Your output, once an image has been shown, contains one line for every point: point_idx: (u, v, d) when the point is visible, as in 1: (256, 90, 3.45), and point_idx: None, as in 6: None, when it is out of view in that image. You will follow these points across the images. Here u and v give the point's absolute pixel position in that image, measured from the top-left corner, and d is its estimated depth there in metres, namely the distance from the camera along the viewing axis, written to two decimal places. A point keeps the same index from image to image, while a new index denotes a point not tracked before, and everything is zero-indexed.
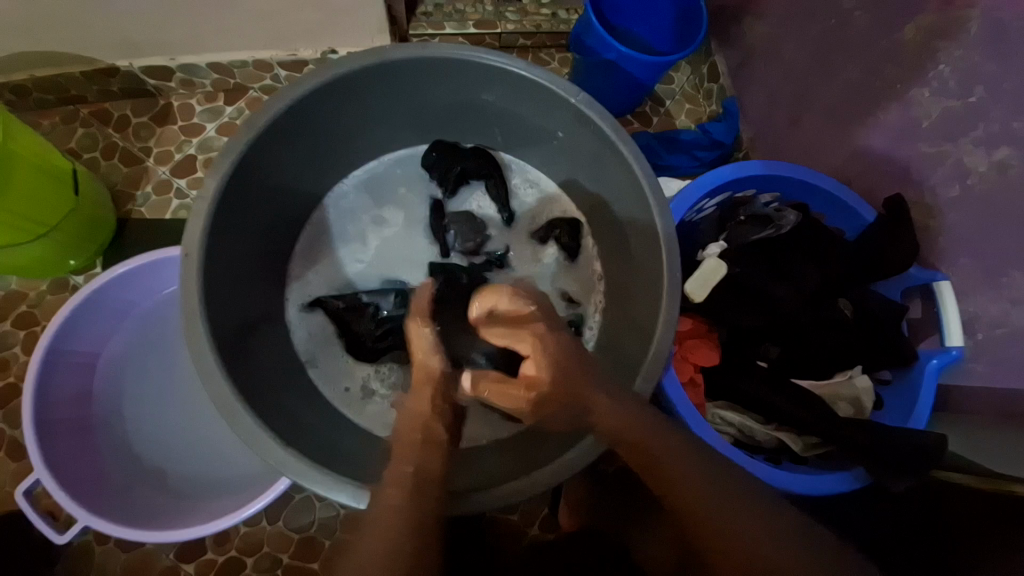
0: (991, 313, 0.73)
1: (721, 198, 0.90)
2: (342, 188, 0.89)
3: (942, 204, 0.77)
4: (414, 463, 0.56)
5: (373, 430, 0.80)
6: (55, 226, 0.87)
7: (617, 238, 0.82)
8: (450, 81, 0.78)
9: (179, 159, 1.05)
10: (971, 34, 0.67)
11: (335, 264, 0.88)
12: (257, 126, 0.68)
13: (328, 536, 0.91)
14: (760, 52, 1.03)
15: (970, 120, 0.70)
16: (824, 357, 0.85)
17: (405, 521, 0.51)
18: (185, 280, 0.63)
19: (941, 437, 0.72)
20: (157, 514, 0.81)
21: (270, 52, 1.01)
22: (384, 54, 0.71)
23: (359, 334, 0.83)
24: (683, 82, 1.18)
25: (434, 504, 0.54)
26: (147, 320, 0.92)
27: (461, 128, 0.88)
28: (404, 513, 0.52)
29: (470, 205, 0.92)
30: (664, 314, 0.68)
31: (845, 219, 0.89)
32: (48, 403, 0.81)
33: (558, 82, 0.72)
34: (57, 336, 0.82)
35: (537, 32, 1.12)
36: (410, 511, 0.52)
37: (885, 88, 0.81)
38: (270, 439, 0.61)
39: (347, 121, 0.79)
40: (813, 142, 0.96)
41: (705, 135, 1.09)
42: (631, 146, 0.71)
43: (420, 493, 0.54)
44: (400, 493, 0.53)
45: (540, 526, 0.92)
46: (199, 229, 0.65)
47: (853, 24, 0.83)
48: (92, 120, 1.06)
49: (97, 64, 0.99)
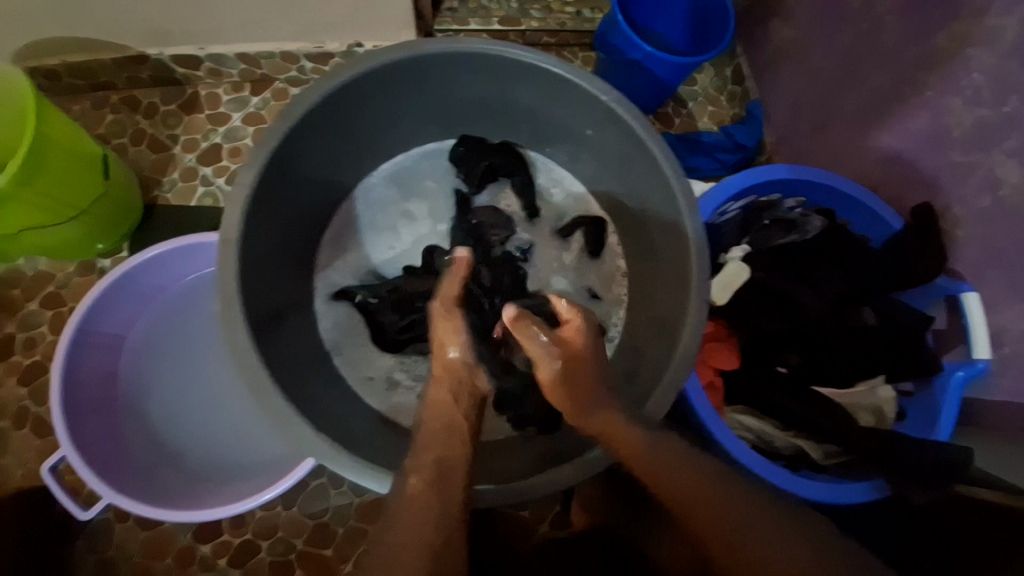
0: (1019, 327, 0.72)
1: (746, 201, 0.89)
2: (369, 180, 0.90)
3: (971, 214, 0.76)
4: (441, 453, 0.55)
5: (395, 421, 0.81)
6: (85, 209, 0.88)
7: (642, 237, 0.82)
8: (480, 76, 0.78)
9: (205, 147, 1.06)
10: (1007, 42, 0.66)
11: (359, 255, 0.89)
12: (290, 116, 0.69)
13: (341, 524, 0.92)
14: (787, 56, 1.02)
15: (1003, 129, 0.69)
16: (846, 365, 0.83)
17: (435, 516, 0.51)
18: (218, 264, 0.64)
19: (965, 453, 0.71)
20: (177, 496, 0.82)
21: (297, 43, 1.02)
22: (418, 48, 0.71)
23: (383, 325, 0.84)
24: (706, 84, 1.16)
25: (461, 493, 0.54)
26: (171, 305, 0.94)
27: (488, 124, 0.88)
28: (437, 506, 0.52)
29: (495, 201, 0.92)
30: (689, 316, 0.68)
31: (873, 227, 0.88)
32: (74, 383, 0.83)
33: (589, 80, 0.72)
34: (85, 317, 0.83)
35: (562, 30, 1.12)
36: (442, 505, 0.52)
37: (915, 95, 0.80)
38: (298, 423, 0.62)
39: (377, 114, 0.80)
40: (839, 148, 0.95)
41: (729, 138, 1.08)
42: (662, 146, 0.71)
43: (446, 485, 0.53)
44: (433, 484, 0.53)
45: (550, 524, 0.92)
46: (232, 216, 0.66)
47: (884, 29, 0.82)
48: (121, 107, 1.07)
49: (128, 52, 1.00)
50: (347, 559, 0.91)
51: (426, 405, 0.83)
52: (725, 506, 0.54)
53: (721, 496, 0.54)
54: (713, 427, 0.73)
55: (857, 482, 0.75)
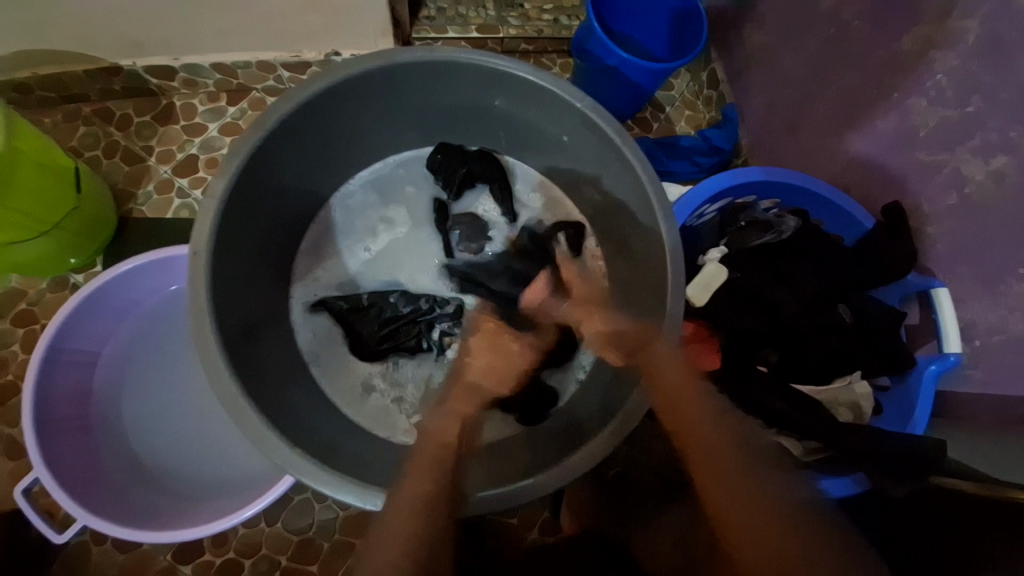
0: (988, 320, 0.74)
1: (722, 203, 0.91)
2: (348, 187, 0.90)
3: (940, 211, 0.78)
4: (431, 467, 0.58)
5: (373, 429, 0.80)
6: (57, 224, 0.87)
7: (620, 240, 0.83)
8: (456, 84, 0.78)
9: (180, 159, 1.05)
10: (968, 44, 0.68)
11: (337, 264, 0.88)
12: (264, 126, 0.68)
13: (326, 539, 0.90)
14: (760, 59, 1.04)
15: (967, 129, 0.71)
16: (824, 362, 0.85)
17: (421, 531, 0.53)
18: (192, 278, 0.63)
19: (937, 442, 0.73)
20: (156, 515, 0.80)
21: (273, 53, 1.01)
22: (393, 57, 0.72)
23: (362, 334, 0.84)
24: (683, 89, 1.19)
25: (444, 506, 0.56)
26: (147, 319, 0.92)
27: (465, 130, 0.89)
28: (424, 523, 0.54)
29: (474, 207, 0.92)
30: (667, 318, 0.69)
31: (845, 227, 0.90)
32: (48, 402, 0.81)
33: (563, 86, 0.73)
34: (58, 334, 0.81)
35: (539, 37, 1.13)
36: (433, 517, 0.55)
37: (883, 97, 0.82)
38: (276, 438, 0.62)
39: (353, 122, 0.80)
40: (812, 150, 0.97)
41: (705, 142, 1.10)
42: (636, 151, 0.72)
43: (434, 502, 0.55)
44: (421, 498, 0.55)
45: (539, 530, 0.92)
46: (206, 228, 0.65)
47: (852, 33, 0.84)
48: (94, 119, 1.06)
49: (99, 63, 0.99)
50: (333, 574, 0.89)
51: (405, 411, 0.82)
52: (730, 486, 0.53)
53: (730, 478, 0.53)
54: None
55: (839, 476, 0.78)
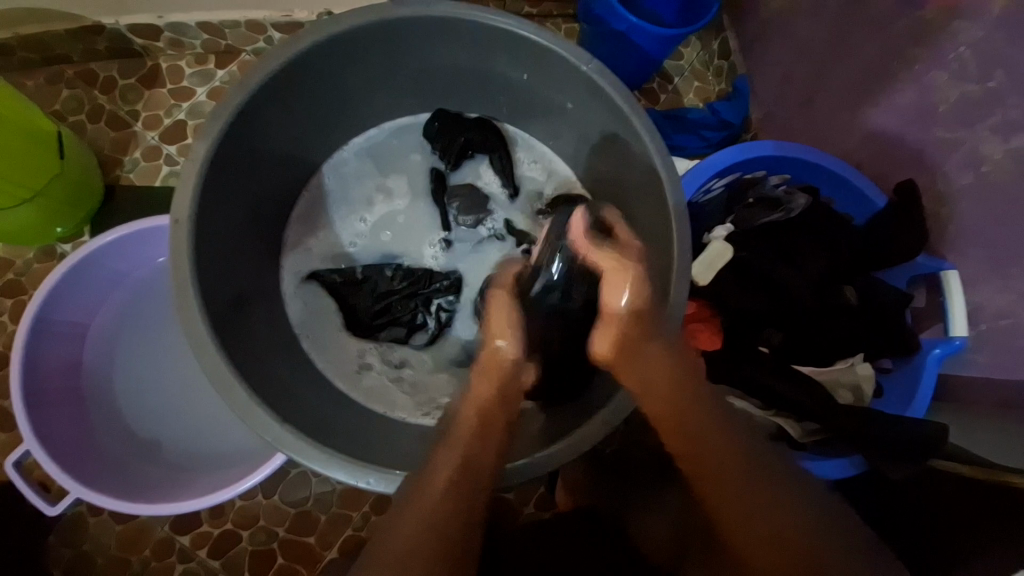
0: (997, 304, 0.72)
1: (730, 178, 0.88)
2: (343, 155, 0.86)
3: (954, 191, 0.75)
4: (466, 455, 0.56)
5: (368, 404, 0.79)
6: (40, 190, 0.83)
7: (624, 215, 0.80)
8: (455, 45, 0.74)
9: (169, 124, 1.00)
10: (993, 14, 0.65)
11: (329, 235, 0.86)
12: (250, 85, 0.65)
13: (323, 511, 0.91)
14: (774, 28, 0.99)
15: (987, 106, 0.68)
16: (827, 344, 0.83)
17: (459, 514, 0.53)
18: (175, 249, 0.61)
19: (938, 426, 0.72)
20: (150, 487, 0.80)
21: (263, 12, 0.96)
22: (385, 13, 0.67)
23: (357, 308, 0.82)
24: (693, 59, 1.14)
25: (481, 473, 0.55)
26: (137, 291, 0.90)
27: (463, 97, 0.85)
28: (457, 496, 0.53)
29: (473, 178, 0.89)
30: (671, 296, 0.66)
31: (855, 205, 0.87)
32: (37, 373, 0.79)
33: (568, 48, 0.69)
34: (45, 305, 0.79)
35: (544, 0, 1.08)
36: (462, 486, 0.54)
37: (903, 69, 0.78)
38: (266, 415, 0.60)
39: (346, 84, 0.76)
40: (824, 125, 0.93)
41: (714, 116, 1.06)
42: (643, 119, 0.68)
43: (472, 487, 0.54)
44: (456, 478, 0.54)
45: (535, 505, 0.94)
46: (190, 193, 0.62)
47: (872, 0, 0.80)
48: (77, 82, 1.01)
49: (81, 22, 0.94)
50: (331, 546, 0.90)
51: (400, 387, 0.81)
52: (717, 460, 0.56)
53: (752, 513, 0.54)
54: None
55: (836, 459, 0.77)
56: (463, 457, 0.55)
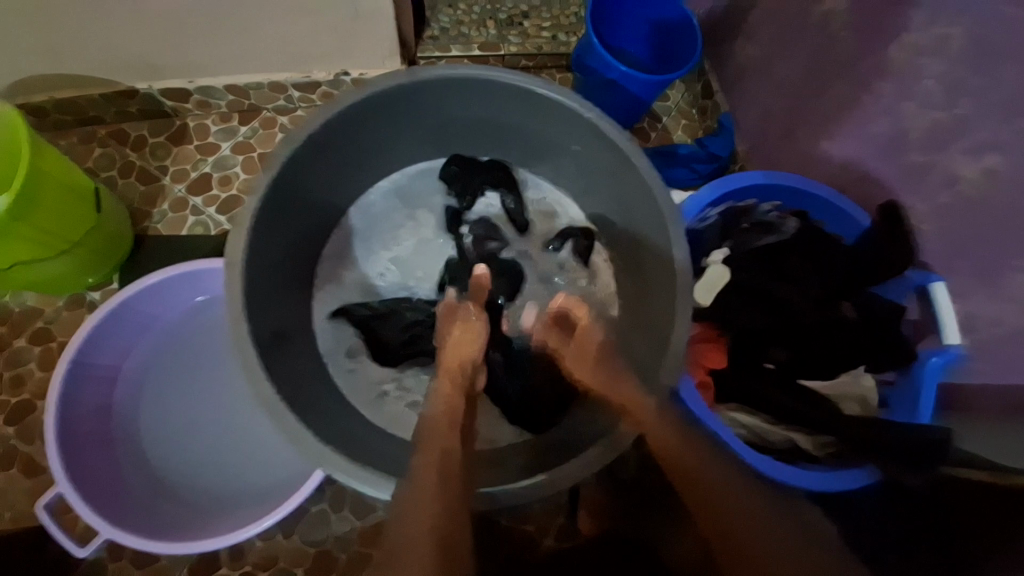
0: (986, 311, 0.76)
1: (724, 206, 0.93)
2: (368, 197, 0.92)
3: (934, 209, 0.81)
4: (442, 448, 0.58)
5: (390, 430, 0.81)
6: (77, 242, 0.89)
7: (631, 244, 0.85)
8: (470, 98, 0.81)
9: (194, 177, 1.07)
10: (953, 50, 0.73)
11: (354, 271, 0.90)
12: (293, 142, 0.72)
13: (342, 550, 0.91)
14: (752, 70, 1.08)
15: (956, 130, 0.75)
16: (830, 357, 0.87)
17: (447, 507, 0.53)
18: (228, 289, 0.66)
19: (947, 434, 0.74)
20: (177, 528, 0.81)
21: (285, 74, 1.05)
22: (413, 74, 0.75)
23: (384, 340, 0.85)
24: (679, 99, 1.24)
25: (459, 489, 0.56)
26: (168, 334, 0.93)
27: (478, 143, 0.92)
28: (452, 494, 0.54)
29: (488, 214, 0.94)
30: (678, 319, 0.71)
31: (845, 226, 0.92)
32: (71, 416, 0.82)
33: (572, 99, 0.76)
34: (81, 350, 0.83)
35: (539, 54, 1.19)
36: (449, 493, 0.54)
37: (875, 101, 0.86)
38: (313, 439, 0.63)
39: (374, 137, 0.83)
40: (806, 155, 1.01)
41: (703, 149, 1.15)
42: (642, 159, 0.75)
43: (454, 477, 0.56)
44: (440, 479, 0.55)
45: (555, 537, 0.91)
46: (241, 239, 0.67)
47: (840, 43, 0.89)
48: (109, 141, 1.09)
49: (116, 87, 1.03)
50: None
51: (416, 413, 0.83)
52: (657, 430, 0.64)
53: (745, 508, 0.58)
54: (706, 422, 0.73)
55: (850, 469, 0.78)
56: (440, 449, 0.58)
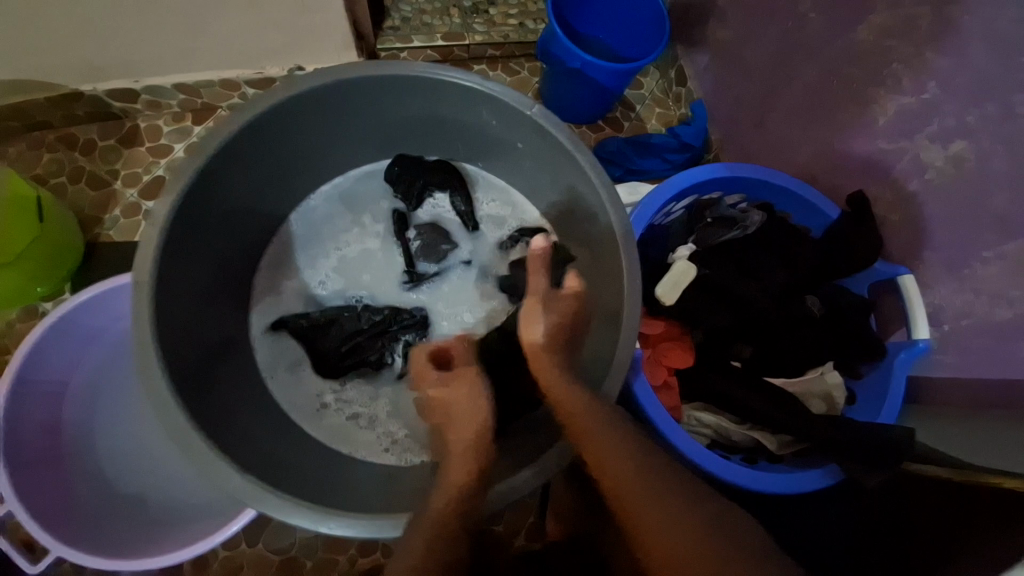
0: (955, 304, 0.74)
1: (689, 201, 0.91)
2: (310, 202, 0.89)
3: (903, 198, 0.78)
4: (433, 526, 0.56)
5: (330, 444, 0.80)
6: (20, 254, 0.86)
7: (584, 241, 0.81)
8: (405, 97, 0.78)
9: (147, 181, 1.04)
10: (921, 32, 0.69)
11: (297, 280, 0.88)
12: (207, 149, 0.68)
13: (308, 557, 0.90)
14: (723, 55, 1.05)
15: (925, 115, 0.72)
16: (795, 355, 0.85)
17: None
18: (134, 308, 0.63)
19: (908, 431, 0.73)
20: (131, 542, 0.79)
21: (237, 70, 1.02)
22: (338, 74, 0.71)
23: (324, 351, 0.83)
24: (652, 87, 1.20)
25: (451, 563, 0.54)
26: (115, 347, 0.91)
27: (421, 142, 0.88)
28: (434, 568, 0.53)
29: (436, 215, 0.91)
30: (625, 319, 0.68)
31: (810, 217, 0.90)
32: (16, 435, 0.80)
33: (512, 94, 0.73)
34: (25, 366, 0.81)
35: (505, 42, 1.14)
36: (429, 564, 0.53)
37: (843, 87, 0.83)
38: (229, 469, 0.61)
39: (306, 140, 0.79)
40: (778, 143, 0.97)
41: (675, 139, 1.11)
42: (586, 155, 0.72)
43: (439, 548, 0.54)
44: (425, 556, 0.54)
45: (525, 536, 0.93)
46: (148, 259, 0.64)
47: (809, 25, 0.85)
48: (59, 145, 1.05)
49: (59, 90, 0.98)
50: None
51: (361, 424, 0.82)
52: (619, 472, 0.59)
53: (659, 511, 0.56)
54: (664, 425, 0.73)
55: (810, 469, 0.76)
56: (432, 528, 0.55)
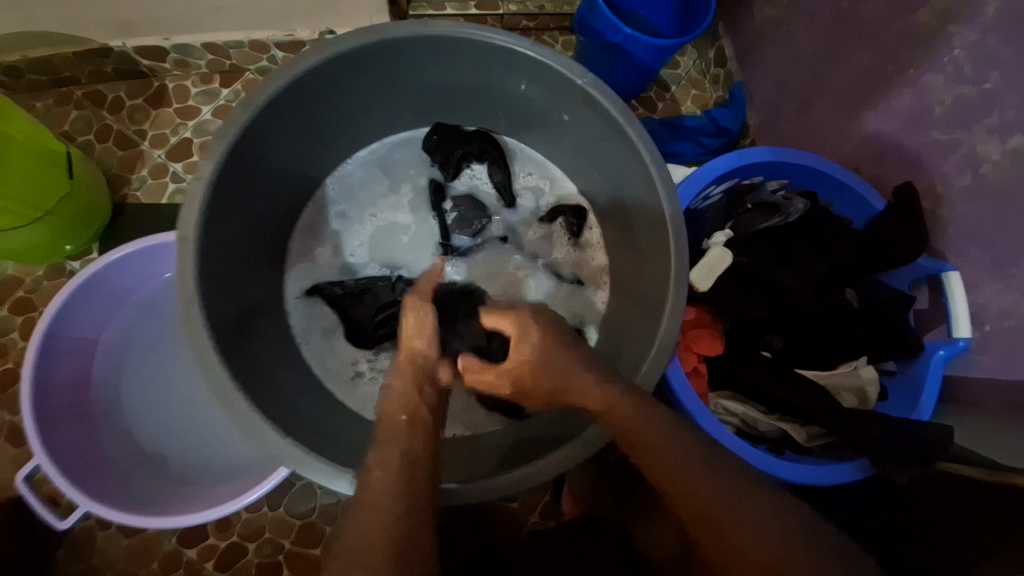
0: (999, 304, 0.72)
1: (728, 184, 0.88)
2: (346, 167, 0.88)
3: (953, 192, 0.75)
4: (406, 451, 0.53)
5: (363, 413, 0.80)
6: (50, 210, 0.85)
7: (623, 223, 0.80)
8: (452, 61, 0.76)
9: (175, 142, 1.03)
10: (987, 17, 0.66)
11: (332, 246, 0.87)
12: (253, 104, 0.67)
13: (328, 523, 0.91)
14: (769, 35, 1.00)
15: (984, 106, 0.69)
16: (829, 347, 0.83)
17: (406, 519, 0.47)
18: (180, 263, 0.62)
19: (947, 429, 0.71)
20: (158, 500, 0.81)
21: (266, 32, 0.99)
22: (384, 33, 0.69)
23: (359, 321, 0.83)
24: (689, 67, 1.16)
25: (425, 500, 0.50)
26: (142, 307, 0.92)
27: (463, 111, 0.86)
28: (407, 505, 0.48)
29: (473, 187, 0.90)
30: (670, 302, 0.67)
31: (854, 208, 0.87)
32: (46, 389, 0.80)
33: (563, 62, 0.70)
34: (54, 322, 0.81)
35: (540, 14, 1.11)
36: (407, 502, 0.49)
37: (898, 73, 0.79)
38: (269, 429, 0.61)
39: (346, 102, 0.78)
40: (821, 130, 0.94)
41: (712, 122, 1.08)
42: (637, 129, 0.69)
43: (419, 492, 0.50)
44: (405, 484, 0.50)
45: (540, 514, 0.93)
46: (194, 210, 0.64)
47: (865, 6, 0.81)
48: (86, 102, 1.04)
49: (89, 44, 0.97)
50: None
51: None
52: (670, 454, 0.52)
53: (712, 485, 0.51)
54: (697, 413, 0.72)
55: (841, 464, 0.75)
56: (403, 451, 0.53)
